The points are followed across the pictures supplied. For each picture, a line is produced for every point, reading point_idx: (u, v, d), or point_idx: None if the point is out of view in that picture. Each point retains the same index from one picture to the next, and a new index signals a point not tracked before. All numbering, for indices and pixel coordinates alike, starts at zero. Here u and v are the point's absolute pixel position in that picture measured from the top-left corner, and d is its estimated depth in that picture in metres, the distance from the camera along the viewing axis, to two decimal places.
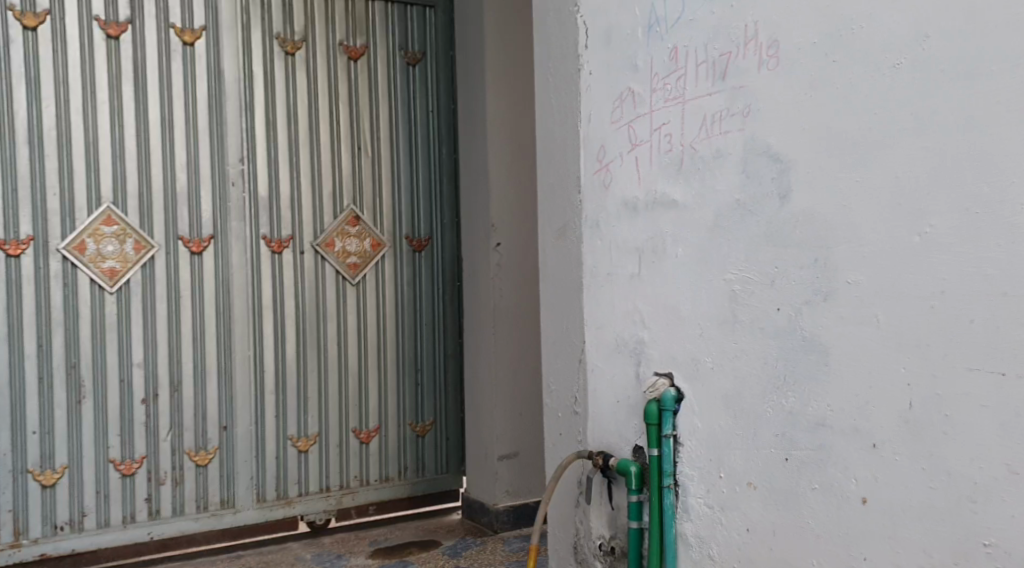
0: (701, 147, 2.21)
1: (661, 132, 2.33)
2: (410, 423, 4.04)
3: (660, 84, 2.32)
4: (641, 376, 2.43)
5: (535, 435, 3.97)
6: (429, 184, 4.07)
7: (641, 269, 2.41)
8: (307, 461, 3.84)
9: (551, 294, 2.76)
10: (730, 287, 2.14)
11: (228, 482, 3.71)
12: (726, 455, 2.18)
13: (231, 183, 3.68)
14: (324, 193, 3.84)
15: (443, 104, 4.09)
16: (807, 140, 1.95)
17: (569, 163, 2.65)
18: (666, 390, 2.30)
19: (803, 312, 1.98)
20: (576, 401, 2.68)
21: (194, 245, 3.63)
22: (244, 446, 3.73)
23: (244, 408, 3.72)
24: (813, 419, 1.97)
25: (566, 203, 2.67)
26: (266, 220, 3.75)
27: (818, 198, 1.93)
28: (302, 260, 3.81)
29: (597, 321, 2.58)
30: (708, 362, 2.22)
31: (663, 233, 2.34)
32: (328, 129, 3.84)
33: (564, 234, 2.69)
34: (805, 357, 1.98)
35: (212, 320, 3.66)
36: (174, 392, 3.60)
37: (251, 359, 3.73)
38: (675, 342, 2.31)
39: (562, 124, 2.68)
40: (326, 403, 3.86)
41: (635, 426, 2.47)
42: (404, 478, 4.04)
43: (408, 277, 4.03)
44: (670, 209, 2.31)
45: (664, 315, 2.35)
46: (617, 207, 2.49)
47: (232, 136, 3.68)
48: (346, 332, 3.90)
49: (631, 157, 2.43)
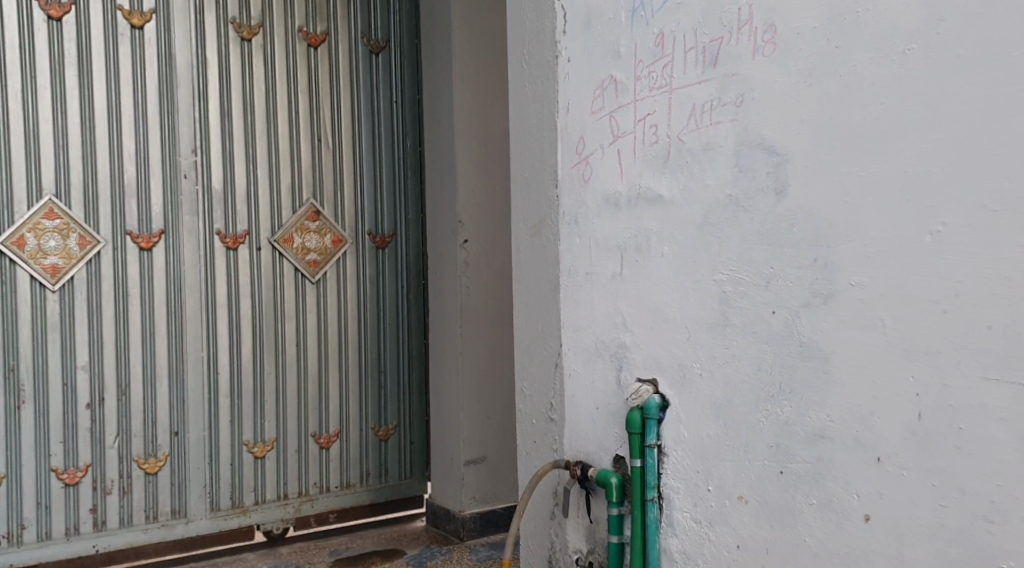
0: (690, 139, 2.07)
1: (646, 123, 2.19)
2: (373, 427, 3.87)
3: (645, 72, 2.18)
4: (622, 382, 2.30)
5: (503, 440, 3.82)
6: (392, 178, 3.89)
7: (624, 268, 2.28)
8: (263, 468, 3.66)
9: (524, 293, 2.61)
10: (721, 288, 2.01)
11: (179, 491, 3.51)
12: (715, 467, 2.05)
13: (183, 175, 3.48)
14: (282, 187, 3.65)
15: (407, 95, 3.91)
16: (806, 131, 1.82)
17: (546, 155, 2.51)
18: (650, 397, 2.15)
19: (800, 315, 1.85)
20: (552, 407, 2.54)
21: (143, 241, 3.42)
22: (197, 453, 3.53)
23: (197, 412, 3.53)
24: (811, 429, 1.84)
25: (542, 197, 2.53)
26: (220, 214, 3.55)
27: (818, 194, 1.80)
28: (258, 257, 3.62)
29: (576, 323, 2.44)
30: (696, 367, 2.08)
31: (647, 230, 2.20)
32: (286, 120, 3.65)
33: (539, 230, 2.55)
34: (803, 363, 1.85)
35: (162, 321, 3.46)
36: (122, 397, 3.40)
37: (204, 361, 3.53)
38: (660, 346, 2.18)
39: (538, 115, 2.54)
40: (284, 407, 3.68)
41: (615, 435, 2.33)
42: (366, 484, 3.87)
43: (371, 274, 3.86)
44: (655, 204, 2.18)
45: (648, 317, 2.21)
46: (597, 202, 2.35)
47: (183, 126, 3.48)
48: (305, 333, 3.71)
49: (612, 149, 2.29)
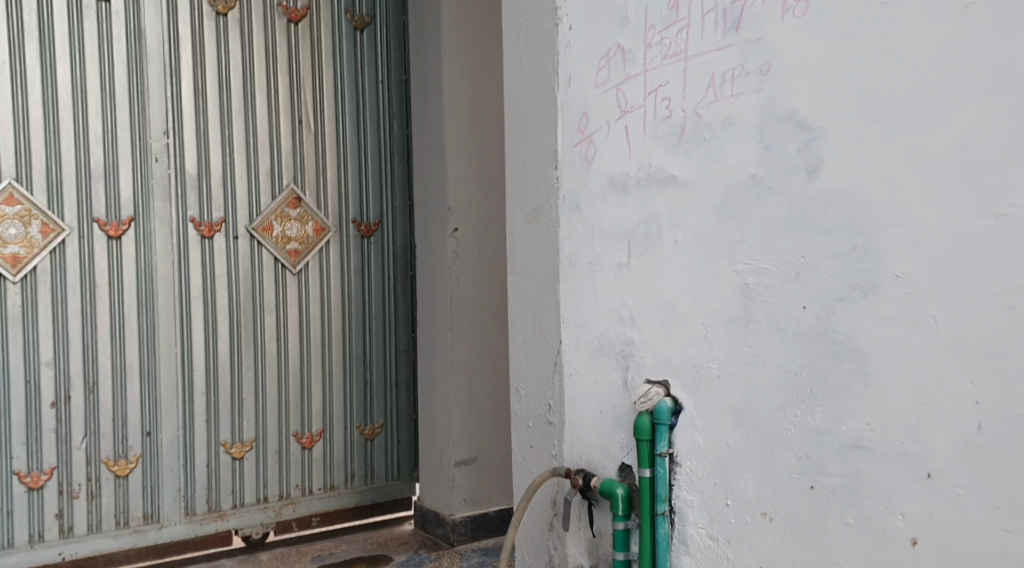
0: (707, 113, 1.85)
1: (657, 96, 1.97)
2: (358, 426, 3.65)
3: (656, 39, 1.96)
4: (629, 383, 2.08)
5: (496, 441, 3.60)
6: (378, 163, 3.66)
7: (631, 257, 2.06)
8: (241, 470, 3.43)
9: (521, 284, 2.39)
10: (742, 280, 1.80)
11: (151, 495, 3.28)
12: (735, 480, 1.84)
13: (154, 159, 3.25)
14: (261, 171, 3.42)
15: (393, 75, 3.68)
16: (842, 100, 1.60)
17: (544, 134, 2.29)
18: (660, 400, 1.94)
19: (835, 311, 1.64)
20: (551, 409, 2.33)
21: (112, 228, 3.19)
22: (171, 454, 3.31)
23: (170, 411, 3.30)
24: (847, 440, 1.63)
25: (540, 180, 2.31)
26: (195, 200, 3.32)
27: (857, 173, 1.59)
28: (236, 246, 3.39)
29: (578, 317, 2.22)
30: (714, 368, 1.87)
31: (658, 215, 1.98)
32: (265, 100, 3.42)
33: (537, 217, 2.33)
34: (837, 365, 1.64)
35: (132, 314, 3.22)
36: (89, 394, 3.17)
37: (177, 357, 3.30)
38: (672, 344, 1.96)
39: (536, 89, 2.32)
40: (263, 406, 3.46)
41: (621, 441, 2.11)
42: (351, 486, 3.65)
43: (355, 265, 3.63)
44: (667, 186, 1.96)
45: (659, 311, 1.99)
46: (601, 185, 2.13)
47: (155, 107, 3.24)
48: (286, 327, 3.49)
49: (619, 126, 2.07)
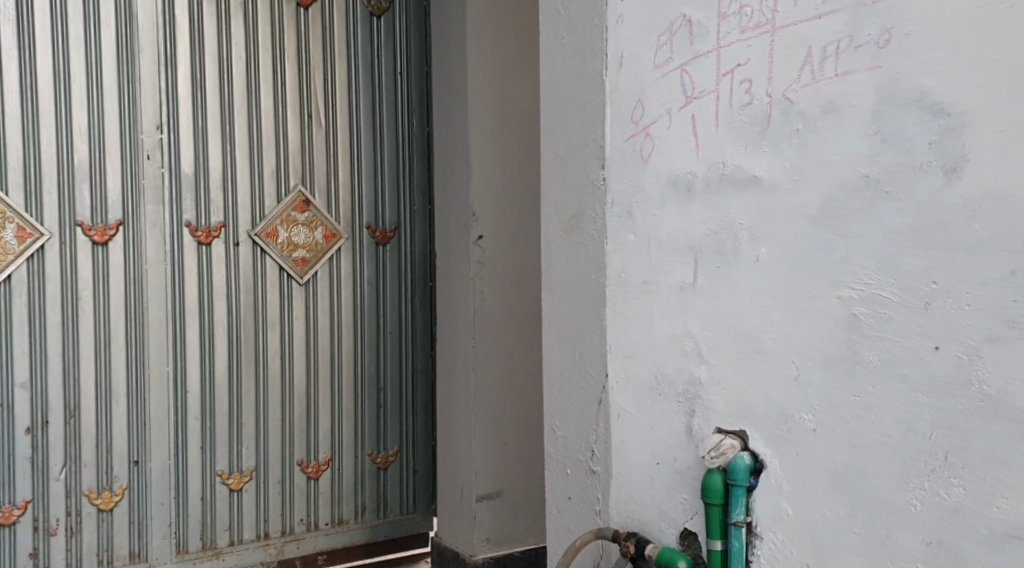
0: (802, 99, 1.46)
1: (734, 78, 1.58)
2: (370, 454, 3.23)
3: (734, 6, 1.57)
4: (695, 431, 1.69)
5: (524, 474, 3.18)
6: (396, 161, 3.24)
7: (697, 276, 1.67)
8: (240, 503, 3.05)
9: (559, 303, 2.01)
10: (848, 310, 1.40)
11: (139, 531, 2.91)
12: (835, 564, 1.45)
13: (145, 156, 2.86)
14: (265, 170, 3.02)
15: (413, 65, 3.27)
16: (997, 76, 1.21)
17: (589, 127, 1.91)
18: (737, 456, 1.56)
19: (981, 355, 1.24)
20: (594, 456, 1.95)
21: (97, 234, 2.81)
22: (161, 485, 2.93)
23: (161, 438, 2.92)
24: (998, 525, 1.23)
25: (583, 183, 1.94)
26: (191, 201, 2.93)
27: (1018, 172, 1.19)
28: (236, 255, 3.00)
29: (629, 347, 1.83)
30: (807, 421, 1.48)
31: (733, 225, 1.59)
32: (270, 91, 3.02)
33: (578, 224, 1.95)
34: (985, 426, 1.24)
35: (119, 330, 2.85)
36: (70, 419, 2.80)
37: (169, 377, 2.92)
38: (751, 386, 1.57)
39: (579, 73, 1.94)
40: (264, 433, 3.06)
41: (683, 502, 1.73)
42: (361, 520, 3.24)
43: (369, 276, 3.22)
44: (746, 188, 1.57)
45: (733, 345, 1.60)
46: (660, 187, 1.75)
47: (147, 96, 2.86)
48: (291, 345, 3.09)
49: (683, 115, 1.68)
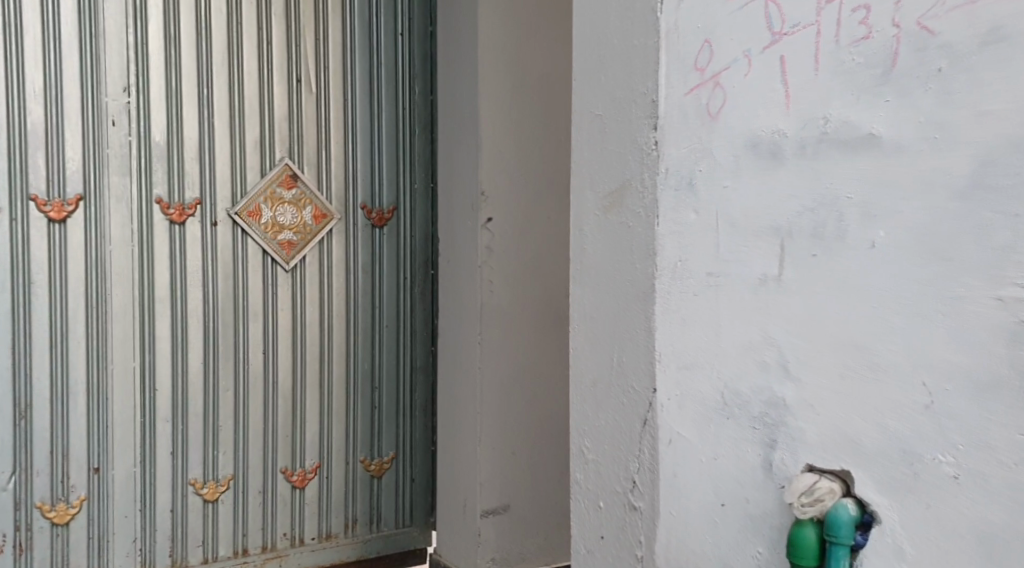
0: (948, 26, 1.07)
1: (842, 4, 1.19)
2: (363, 460, 2.83)
3: None
4: (775, 467, 1.31)
5: (537, 487, 2.77)
6: (396, 132, 2.84)
7: (783, 268, 1.28)
8: (215, 518, 2.63)
9: (595, 298, 1.62)
10: (1013, 316, 1.02)
11: (99, 548, 2.50)
12: None
13: (109, 122, 2.45)
14: (247, 139, 2.62)
15: (416, 25, 2.86)
16: None
17: (638, 79, 1.53)
18: (837, 505, 1.19)
19: None
20: (636, 489, 1.57)
21: (53, 210, 2.40)
22: (126, 496, 2.52)
23: (125, 444, 2.51)
24: None
25: (628, 148, 1.55)
26: (163, 173, 2.52)
27: None
28: (213, 235, 2.59)
29: (687, 354, 1.45)
30: (945, 466, 1.09)
31: (839, 200, 1.21)
32: (253, 50, 2.62)
33: (622, 200, 1.56)
34: None
35: (78, 319, 2.44)
36: (20, 422, 2.39)
37: (135, 374, 2.51)
38: (859, 413, 1.19)
39: (626, 14, 1.55)
40: (243, 436, 2.65)
41: (756, 557, 1.35)
42: (352, 535, 2.83)
43: (364, 262, 2.81)
44: (858, 152, 1.18)
45: (834, 359, 1.22)
46: (733, 151, 1.36)
47: (113, 52, 2.45)
48: (274, 338, 2.68)
49: (768, 57, 1.30)
